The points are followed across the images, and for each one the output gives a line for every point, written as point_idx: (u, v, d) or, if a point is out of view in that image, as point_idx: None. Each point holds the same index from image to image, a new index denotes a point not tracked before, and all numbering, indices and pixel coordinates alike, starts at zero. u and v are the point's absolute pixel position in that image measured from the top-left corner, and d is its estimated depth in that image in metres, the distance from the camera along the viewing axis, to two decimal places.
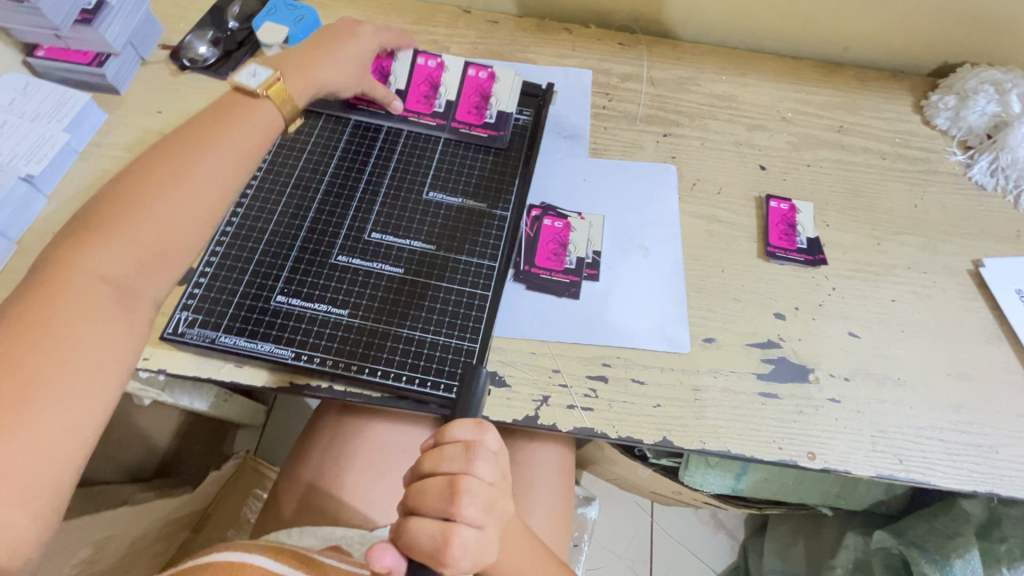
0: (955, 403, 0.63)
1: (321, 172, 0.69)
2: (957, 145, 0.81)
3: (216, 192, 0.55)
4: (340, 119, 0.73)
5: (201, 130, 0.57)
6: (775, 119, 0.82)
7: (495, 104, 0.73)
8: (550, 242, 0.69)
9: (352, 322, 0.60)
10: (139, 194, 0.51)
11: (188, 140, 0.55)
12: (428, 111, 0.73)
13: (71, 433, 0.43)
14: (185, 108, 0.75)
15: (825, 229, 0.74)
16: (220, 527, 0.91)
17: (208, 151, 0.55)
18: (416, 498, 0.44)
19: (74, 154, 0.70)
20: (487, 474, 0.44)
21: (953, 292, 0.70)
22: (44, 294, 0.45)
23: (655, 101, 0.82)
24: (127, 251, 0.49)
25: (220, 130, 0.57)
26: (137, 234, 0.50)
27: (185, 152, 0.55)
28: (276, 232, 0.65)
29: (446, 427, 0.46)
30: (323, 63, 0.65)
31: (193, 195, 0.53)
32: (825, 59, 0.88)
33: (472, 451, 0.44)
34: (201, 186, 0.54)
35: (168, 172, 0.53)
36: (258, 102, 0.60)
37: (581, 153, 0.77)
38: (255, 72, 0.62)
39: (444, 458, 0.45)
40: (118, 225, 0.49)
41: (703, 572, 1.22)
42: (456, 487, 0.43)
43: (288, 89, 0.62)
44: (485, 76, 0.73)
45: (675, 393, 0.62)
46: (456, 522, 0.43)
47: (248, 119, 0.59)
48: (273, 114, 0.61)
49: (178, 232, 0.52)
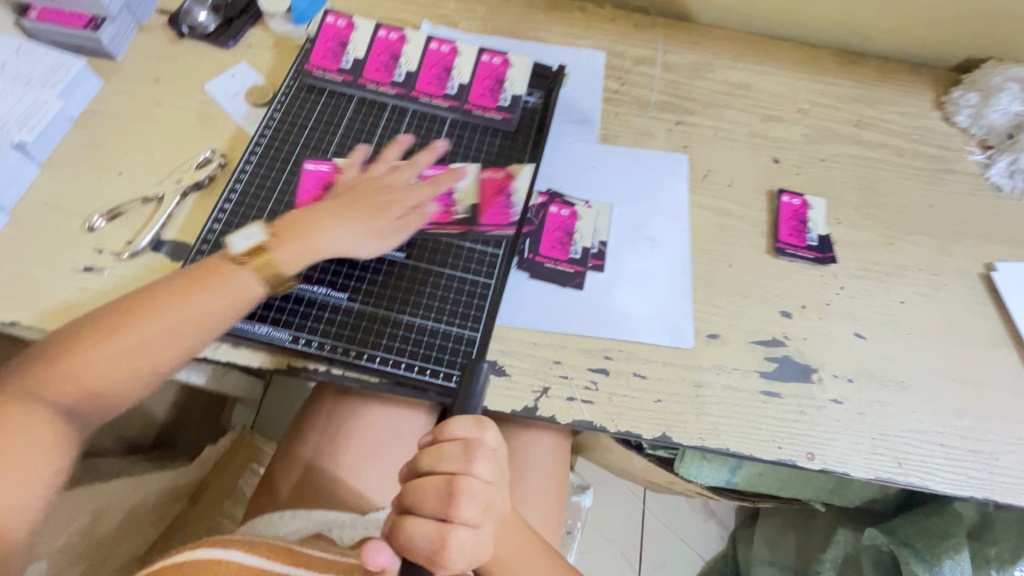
0: (958, 408, 0.63)
1: (323, 151, 0.67)
2: (976, 145, 0.79)
3: (161, 350, 0.54)
4: (344, 95, 0.70)
5: (174, 289, 0.55)
6: (791, 111, 0.80)
7: (520, 199, 0.65)
8: (556, 230, 0.67)
9: (351, 306, 0.59)
10: (91, 337, 0.53)
11: (168, 288, 0.55)
12: (446, 219, 0.64)
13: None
14: (183, 77, 0.73)
15: (837, 227, 0.72)
16: (216, 499, 0.90)
17: (166, 303, 0.54)
18: (413, 497, 0.44)
19: (69, 122, 0.68)
20: (486, 474, 0.44)
21: (963, 296, 0.69)
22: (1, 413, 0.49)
23: (669, 87, 0.80)
24: (65, 385, 0.51)
25: (196, 285, 0.55)
26: (71, 378, 0.51)
27: (152, 300, 0.54)
28: (275, 210, 0.63)
29: (446, 424, 0.45)
30: (327, 228, 0.59)
31: (132, 349, 0.53)
32: (846, 48, 0.85)
33: (471, 452, 0.44)
34: (142, 339, 0.53)
35: (122, 325, 0.53)
36: (236, 269, 0.56)
37: (590, 138, 0.75)
38: (249, 235, 0.58)
39: (444, 456, 0.44)
40: (62, 363, 0.51)
41: (692, 558, 1.24)
42: (455, 487, 0.43)
43: (280, 258, 0.57)
44: (501, 176, 0.66)
45: (676, 388, 0.62)
46: (453, 523, 0.43)
47: (225, 287, 0.55)
48: (253, 286, 0.56)
49: (123, 377, 0.53)
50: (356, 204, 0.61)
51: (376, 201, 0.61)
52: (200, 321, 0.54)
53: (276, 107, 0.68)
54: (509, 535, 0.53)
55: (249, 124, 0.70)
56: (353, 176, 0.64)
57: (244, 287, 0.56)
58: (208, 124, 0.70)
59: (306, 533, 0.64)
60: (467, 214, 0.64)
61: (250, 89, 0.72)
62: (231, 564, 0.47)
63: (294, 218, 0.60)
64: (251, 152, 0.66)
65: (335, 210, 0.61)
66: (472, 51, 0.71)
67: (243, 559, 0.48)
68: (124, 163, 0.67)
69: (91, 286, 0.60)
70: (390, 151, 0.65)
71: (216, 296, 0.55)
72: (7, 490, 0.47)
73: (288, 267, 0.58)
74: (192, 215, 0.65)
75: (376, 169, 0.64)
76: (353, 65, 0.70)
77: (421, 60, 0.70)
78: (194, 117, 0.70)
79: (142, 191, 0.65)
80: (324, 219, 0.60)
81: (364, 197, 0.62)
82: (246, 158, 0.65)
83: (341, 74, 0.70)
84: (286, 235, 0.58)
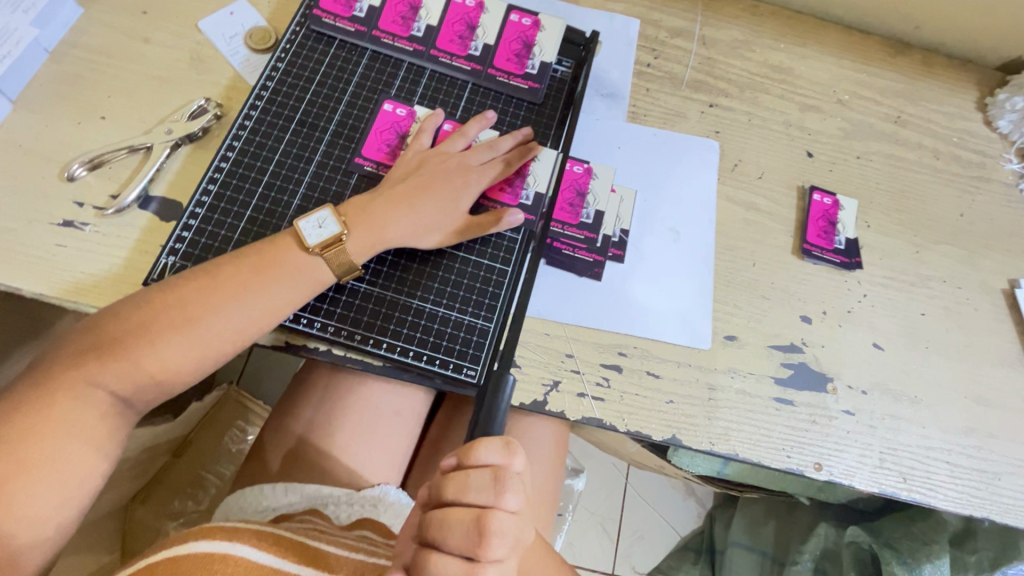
0: (966, 427, 0.62)
1: (330, 109, 0.61)
2: (1014, 152, 0.76)
3: (227, 343, 0.51)
4: (356, 47, 0.63)
5: (243, 276, 0.51)
6: (830, 101, 0.75)
7: (594, 203, 0.64)
8: (576, 206, 0.63)
9: (357, 287, 0.55)
10: (156, 323, 0.48)
11: (239, 274, 0.51)
12: (514, 203, 0.60)
13: (42, 533, 0.45)
14: (175, 11, 0.65)
15: (865, 231, 0.69)
16: (200, 458, 0.87)
17: (238, 294, 0.50)
18: (438, 532, 0.43)
19: (44, 53, 0.61)
20: (514, 505, 0.43)
21: (984, 311, 0.68)
22: (54, 398, 0.46)
23: (704, 64, 0.74)
24: (130, 375, 0.48)
25: (269, 272, 0.51)
26: (137, 367, 0.48)
27: (222, 287, 0.50)
28: (277, 174, 0.58)
29: (473, 449, 0.44)
30: (399, 214, 0.55)
31: (203, 341, 0.49)
32: (892, 37, 0.80)
33: (500, 482, 0.42)
34: (213, 332, 0.50)
35: (194, 312, 0.49)
36: (308, 257, 0.52)
37: (618, 115, 0.70)
38: (322, 221, 0.54)
39: (471, 486, 0.43)
40: (127, 349, 0.48)
41: (668, 534, 1.27)
42: (483, 525, 0.41)
43: (352, 248, 0.53)
44: (580, 171, 0.65)
45: (689, 390, 0.60)
46: (481, 562, 0.41)
47: (297, 278, 0.52)
48: (324, 273, 0.53)
49: (184, 367, 0.50)
50: (433, 191, 0.57)
51: (453, 191, 0.57)
52: (274, 312, 0.51)
53: (281, 55, 0.62)
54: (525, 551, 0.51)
55: (249, 71, 0.64)
56: (428, 147, 0.60)
57: (318, 276, 0.53)
58: (201, 69, 0.63)
59: (298, 510, 0.62)
60: (531, 201, 0.61)
61: (250, 31, 0.65)
62: (237, 560, 0.46)
63: (368, 200, 0.55)
64: (252, 105, 0.60)
65: (409, 194, 0.56)
66: (500, 9, 0.65)
67: (250, 555, 0.47)
68: (109, 106, 0.60)
69: (72, 243, 0.55)
70: (471, 127, 0.60)
71: (288, 288, 0.51)
72: (54, 477, 0.45)
73: (358, 257, 0.54)
74: (183, 170, 0.59)
75: (452, 144, 0.60)
76: (367, 14, 0.63)
77: (444, 13, 0.64)
78: (187, 59, 0.63)
79: (128, 139, 0.59)
80: (396, 202, 0.55)
81: (442, 185, 0.57)
82: (246, 111, 0.59)
83: (353, 24, 0.63)
84: (358, 221, 0.54)
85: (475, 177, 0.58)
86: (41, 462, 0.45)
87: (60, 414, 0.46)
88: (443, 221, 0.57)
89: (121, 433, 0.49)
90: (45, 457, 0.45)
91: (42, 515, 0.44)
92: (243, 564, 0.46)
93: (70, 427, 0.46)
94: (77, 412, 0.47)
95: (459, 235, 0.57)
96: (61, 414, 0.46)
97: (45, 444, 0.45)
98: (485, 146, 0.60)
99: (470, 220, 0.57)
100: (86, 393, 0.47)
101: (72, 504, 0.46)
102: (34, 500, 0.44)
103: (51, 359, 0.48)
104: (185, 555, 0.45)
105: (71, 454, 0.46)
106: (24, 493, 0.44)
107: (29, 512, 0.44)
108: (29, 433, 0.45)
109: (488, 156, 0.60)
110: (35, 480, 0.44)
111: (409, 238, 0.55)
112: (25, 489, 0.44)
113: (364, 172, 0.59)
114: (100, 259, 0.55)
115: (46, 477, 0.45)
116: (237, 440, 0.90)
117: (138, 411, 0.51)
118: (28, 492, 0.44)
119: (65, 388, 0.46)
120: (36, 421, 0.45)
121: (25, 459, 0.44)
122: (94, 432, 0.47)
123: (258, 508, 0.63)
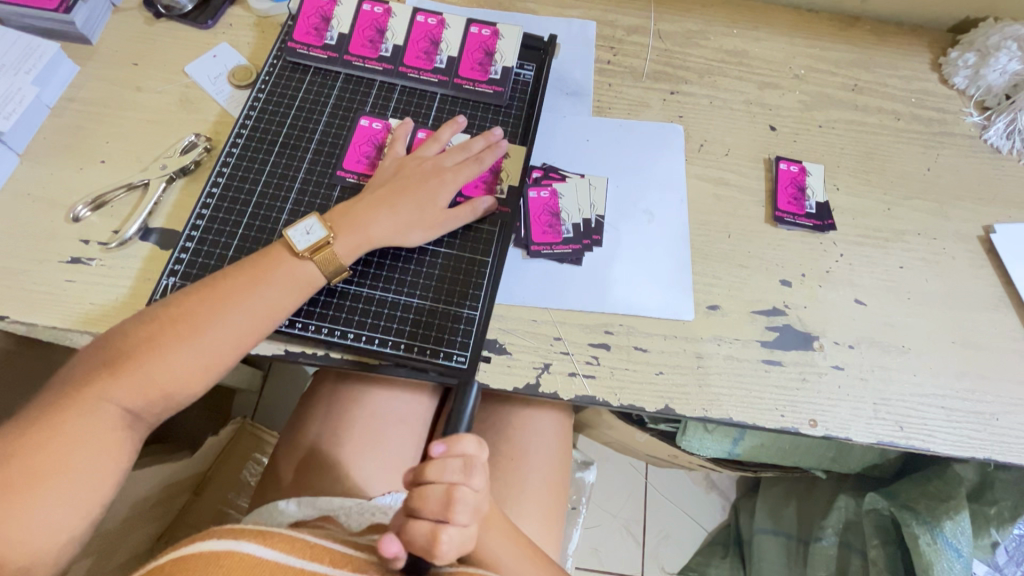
0: (959, 371, 0.63)
1: (310, 130, 0.65)
2: (974, 106, 0.78)
3: (230, 349, 0.53)
4: (329, 72, 0.68)
5: (242, 285, 0.54)
6: (787, 77, 0.78)
7: (569, 218, 0.66)
8: (541, 214, 0.65)
9: (347, 289, 0.58)
10: (160, 338, 0.51)
11: (233, 284, 0.54)
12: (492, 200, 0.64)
13: (55, 543, 0.47)
14: (163, 60, 0.70)
15: (835, 193, 0.71)
16: (219, 492, 0.84)
17: (234, 303, 0.53)
18: (416, 500, 0.48)
19: (46, 109, 0.66)
20: (479, 486, 0.50)
21: (963, 258, 0.69)
22: (69, 414, 0.49)
23: (663, 56, 0.78)
24: (141, 389, 0.51)
25: (261, 281, 0.54)
26: (147, 381, 0.51)
27: (219, 298, 0.53)
28: (265, 192, 0.62)
29: (454, 440, 0.49)
30: (382, 216, 0.58)
31: (205, 349, 0.52)
32: (842, 12, 0.83)
33: (469, 467, 0.49)
34: (215, 341, 0.52)
35: (195, 323, 0.52)
36: (298, 263, 0.56)
37: (583, 111, 0.73)
38: (310, 228, 0.57)
39: (445, 468, 0.49)
40: (136, 364, 0.51)
41: (695, 531, 1.23)
42: (453, 496, 0.48)
43: (339, 250, 0.57)
44: (547, 195, 0.67)
45: (677, 360, 0.61)
46: (448, 524, 0.48)
47: (292, 280, 0.55)
48: (316, 275, 0.56)
49: (189, 377, 0.52)
50: (409, 192, 0.60)
51: (429, 192, 0.61)
52: (270, 314, 0.54)
53: (261, 87, 0.66)
54: (502, 541, 0.56)
55: (234, 106, 0.68)
56: (404, 154, 0.63)
57: (308, 281, 0.56)
58: (190, 108, 0.68)
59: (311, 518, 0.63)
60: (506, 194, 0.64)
61: (232, 69, 0.70)
62: (242, 556, 0.47)
63: (351, 206, 0.59)
64: (237, 135, 0.64)
65: (389, 197, 0.59)
66: (460, 23, 0.69)
67: (256, 552, 0.48)
68: (108, 151, 0.65)
69: (80, 277, 0.59)
70: (444, 132, 0.64)
71: (284, 291, 0.54)
72: (73, 488, 0.48)
73: (347, 259, 0.57)
74: (179, 201, 0.63)
75: (427, 149, 0.63)
76: (337, 41, 0.68)
77: (409, 34, 0.68)
78: (176, 102, 0.68)
79: (127, 178, 0.64)
80: (379, 206, 0.59)
81: (418, 186, 0.61)
82: (232, 141, 0.63)
83: (325, 51, 0.68)
84: (344, 226, 0.58)
85: (451, 175, 0.62)
86: (56, 477, 0.47)
87: (73, 428, 0.49)
88: (423, 219, 0.60)
89: (132, 443, 0.52)
90: (59, 467, 0.47)
91: (54, 527, 0.47)
92: (250, 561, 0.47)
93: (83, 442, 0.49)
94: (89, 426, 0.49)
95: (439, 232, 0.61)
96: (76, 428, 0.49)
97: (60, 456, 0.48)
98: (459, 150, 0.63)
99: (447, 216, 0.60)
100: (98, 408, 0.50)
101: (84, 518, 0.49)
102: (52, 512, 0.47)
103: (66, 379, 0.51)
104: (192, 553, 0.47)
105: (86, 466, 0.49)
106: (40, 506, 0.47)
107: (47, 523, 0.47)
108: (48, 449, 0.47)
109: (460, 157, 0.63)
110: (53, 493, 0.47)
111: (392, 239, 0.59)
112: (44, 497, 0.47)
113: (347, 184, 0.63)
114: (105, 288, 0.58)
115: (63, 489, 0.47)
116: (255, 472, 0.88)
117: (151, 423, 0.53)
118: (42, 502, 0.47)
119: (77, 405, 0.49)
120: (53, 434, 0.48)
121: (44, 472, 0.47)
122: (105, 444, 0.50)
123: (272, 521, 0.64)
